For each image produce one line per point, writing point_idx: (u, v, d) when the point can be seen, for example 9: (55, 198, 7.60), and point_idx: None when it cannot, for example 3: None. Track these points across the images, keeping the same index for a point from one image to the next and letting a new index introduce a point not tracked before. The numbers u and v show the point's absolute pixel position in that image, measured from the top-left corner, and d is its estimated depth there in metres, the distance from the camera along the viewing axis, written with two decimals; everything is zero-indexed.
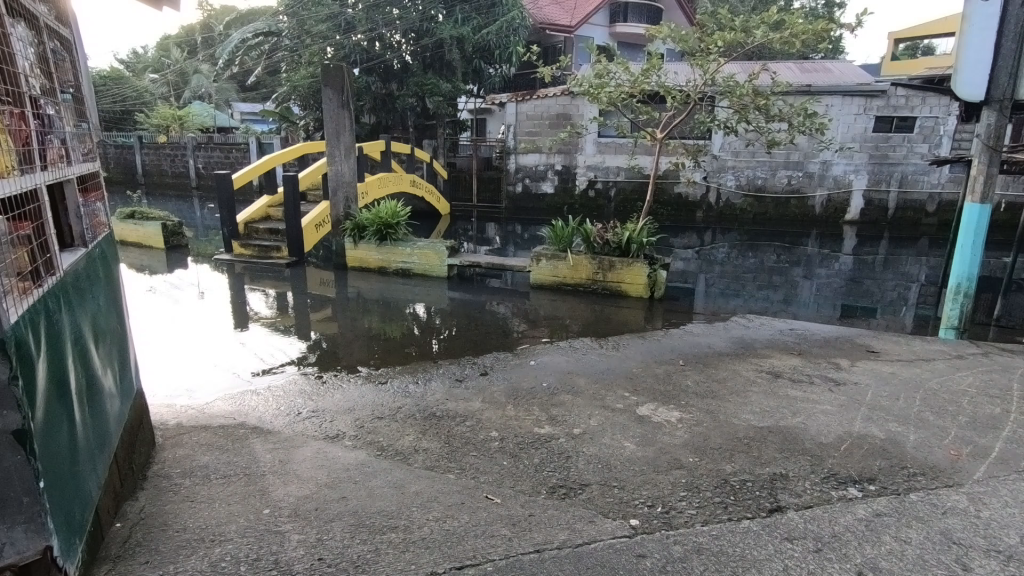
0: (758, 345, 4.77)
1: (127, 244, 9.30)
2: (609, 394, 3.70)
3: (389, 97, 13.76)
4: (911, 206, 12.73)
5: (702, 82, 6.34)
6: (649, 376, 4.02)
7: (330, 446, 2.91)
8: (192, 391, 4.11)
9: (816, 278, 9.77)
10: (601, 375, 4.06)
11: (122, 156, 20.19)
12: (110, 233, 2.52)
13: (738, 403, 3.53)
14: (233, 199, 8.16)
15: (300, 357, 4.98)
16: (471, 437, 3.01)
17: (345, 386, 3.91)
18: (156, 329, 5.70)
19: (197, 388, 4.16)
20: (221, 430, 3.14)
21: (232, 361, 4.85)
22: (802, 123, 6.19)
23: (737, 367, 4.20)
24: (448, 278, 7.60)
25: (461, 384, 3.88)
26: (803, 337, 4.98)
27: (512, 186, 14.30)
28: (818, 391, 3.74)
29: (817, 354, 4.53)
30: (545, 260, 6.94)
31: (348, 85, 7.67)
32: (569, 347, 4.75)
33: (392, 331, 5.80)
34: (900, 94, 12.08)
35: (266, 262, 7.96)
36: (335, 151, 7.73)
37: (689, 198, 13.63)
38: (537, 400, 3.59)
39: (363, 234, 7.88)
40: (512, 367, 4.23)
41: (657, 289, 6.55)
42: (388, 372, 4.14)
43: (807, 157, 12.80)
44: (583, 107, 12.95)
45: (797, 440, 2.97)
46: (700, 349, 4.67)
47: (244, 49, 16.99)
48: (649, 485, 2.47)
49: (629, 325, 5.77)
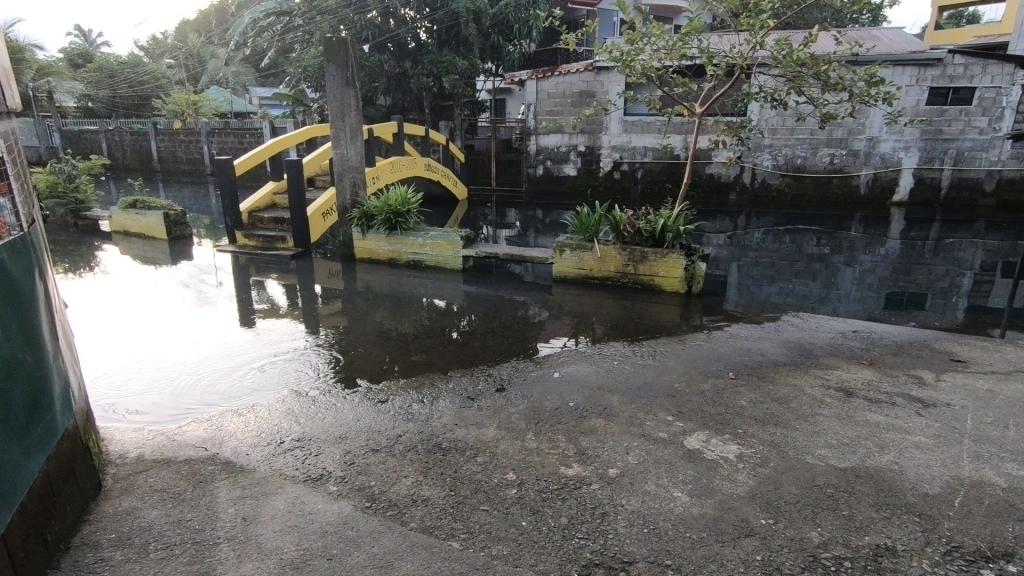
0: (819, 352, 4.10)
1: (131, 234, 8.92)
2: (648, 418, 3.10)
3: (404, 76, 13.17)
4: (966, 186, 11.74)
5: (751, 47, 5.57)
6: (695, 394, 3.40)
7: (311, 493, 2.38)
8: (172, 402, 3.61)
9: (859, 264, 8.99)
10: (637, 392, 3.44)
11: (137, 142, 19.89)
12: (18, 238, 1.98)
13: (809, 432, 2.89)
14: (235, 185, 7.66)
15: (297, 358, 4.43)
16: (482, 483, 2.45)
17: (343, 405, 3.35)
18: (145, 327, 5.23)
19: (177, 398, 3.67)
20: (185, 467, 2.65)
21: (223, 361, 4.35)
22: (868, 93, 5.41)
23: (799, 381, 3.56)
24: (463, 270, 7.00)
25: (473, 404, 3.31)
26: (870, 341, 4.30)
27: (532, 168, 13.61)
28: (905, 416, 3.07)
29: (891, 364, 3.85)
30: (569, 250, 6.29)
31: (352, 60, 7.06)
32: (599, 354, 4.15)
33: (403, 328, 5.26)
34: (959, 62, 11.04)
35: (271, 254, 7.48)
36: (341, 133, 7.17)
37: (722, 179, 12.80)
38: (563, 427, 3.02)
39: (372, 223, 7.29)
40: (533, 381, 3.65)
41: (696, 283, 5.89)
42: (390, 388, 3.59)
43: (852, 133, 11.85)
44: (608, 82, 12.22)
45: (897, 491, 2.34)
46: (751, 357, 4.02)
47: (255, 30, 16.48)
48: (714, 565, 1.91)
49: (663, 324, 5.13)
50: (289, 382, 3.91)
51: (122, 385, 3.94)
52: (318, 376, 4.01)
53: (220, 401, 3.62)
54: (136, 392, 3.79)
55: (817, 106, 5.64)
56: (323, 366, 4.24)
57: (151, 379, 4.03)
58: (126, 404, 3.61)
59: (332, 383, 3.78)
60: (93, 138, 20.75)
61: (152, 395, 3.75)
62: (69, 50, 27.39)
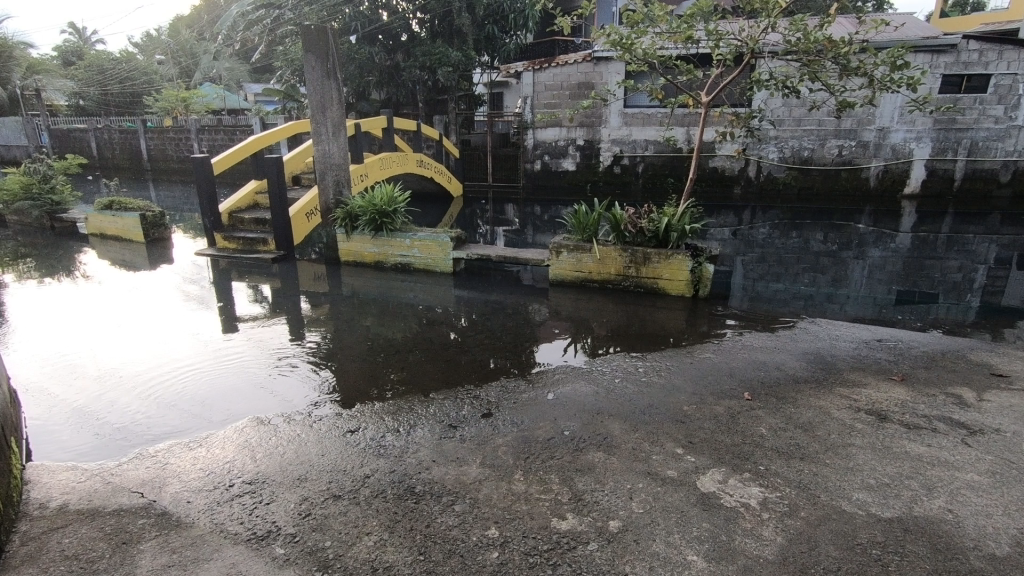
0: (842, 366, 3.69)
1: (108, 237, 8.51)
2: (654, 450, 2.71)
3: (396, 69, 12.71)
4: (980, 176, 11.31)
5: (763, 30, 5.08)
6: (707, 419, 3.00)
7: (253, 560, 2.02)
8: (111, 433, 3.20)
9: (869, 259, 8.58)
10: (640, 418, 3.04)
11: (125, 141, 19.41)
12: None
13: (841, 469, 2.50)
14: (213, 185, 7.24)
15: (267, 372, 4.04)
16: (458, 544, 2.07)
17: (306, 439, 2.92)
18: (108, 338, 4.86)
19: (117, 427, 3.25)
20: (113, 521, 2.27)
21: (183, 379, 3.94)
22: (890, 79, 4.97)
23: (822, 402, 3.17)
24: (453, 272, 6.59)
25: (455, 434, 2.92)
26: (897, 352, 3.90)
27: (530, 163, 13.16)
28: (951, 447, 2.68)
29: (925, 380, 3.44)
30: (566, 252, 5.86)
31: (333, 50, 6.60)
32: (597, 371, 3.73)
33: (387, 336, 4.85)
34: (973, 47, 10.59)
35: (251, 257, 7.07)
36: (322, 129, 6.75)
37: (726, 172, 12.35)
38: (556, 462, 2.63)
39: (356, 223, 6.86)
40: (524, 405, 3.24)
41: (703, 287, 5.45)
42: (364, 413, 3.18)
43: (862, 123, 11.39)
44: (607, 73, 11.78)
45: (955, 552, 1.98)
46: (768, 372, 3.62)
47: (244, 24, 16.04)
48: None
49: (668, 330, 4.73)
50: (253, 403, 3.51)
51: (61, 409, 3.54)
52: (289, 395, 3.63)
53: (167, 430, 3.19)
54: (74, 420, 3.39)
55: (834, 94, 5.19)
56: (298, 381, 3.86)
57: (96, 401, 3.63)
58: (60, 434, 3.21)
59: (302, 406, 3.41)
60: (82, 136, 20.25)
61: (90, 423, 3.34)
62: (62, 48, 26.99)
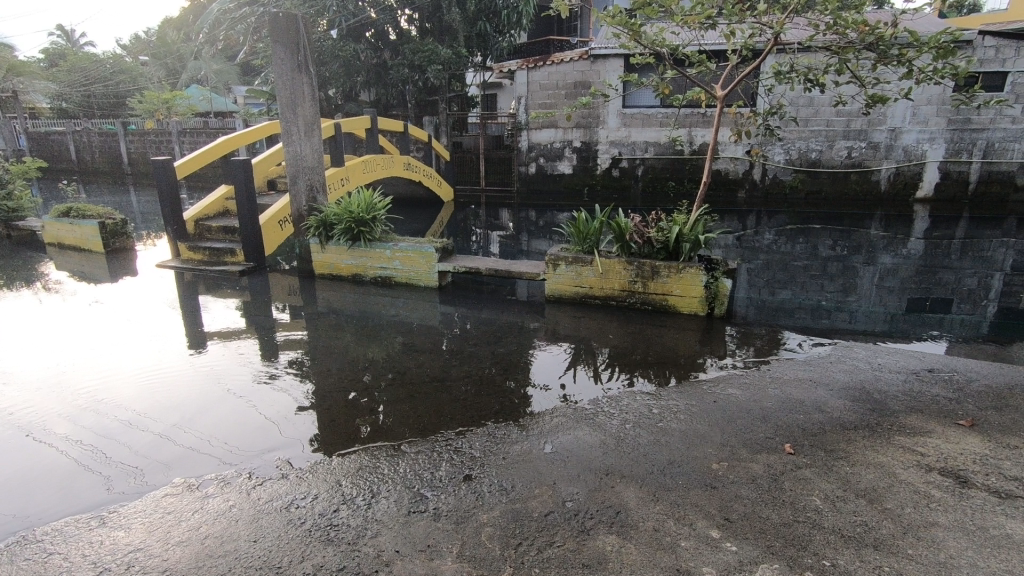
0: (895, 406, 3.09)
1: (65, 248, 7.87)
2: (685, 530, 2.12)
3: (383, 68, 12.13)
4: (995, 179, 10.81)
5: (787, 13, 4.44)
6: (746, 485, 2.39)
7: None
8: (45, 469, 2.69)
9: (881, 265, 8.06)
10: (661, 481, 2.44)
11: (105, 144, 18.69)
12: None
13: (933, 566, 1.91)
14: (176, 190, 6.60)
15: (236, 396, 3.45)
16: None
17: (241, 515, 2.29)
18: (53, 353, 4.28)
19: (50, 464, 2.72)
20: None
21: (120, 404, 3.33)
22: (931, 69, 4.37)
23: (884, 458, 2.58)
24: (437, 287, 5.97)
25: (425, 508, 2.30)
26: (958, 388, 3.30)
27: (524, 166, 12.57)
28: None
29: (1001, 425, 2.85)
30: (564, 265, 5.25)
31: (305, 41, 5.98)
32: (602, 415, 3.10)
33: (361, 360, 4.23)
34: (989, 44, 10.11)
35: (217, 270, 6.44)
36: (293, 129, 6.12)
37: (730, 175, 11.79)
38: (556, 553, 2.02)
39: (332, 232, 6.24)
40: (515, 463, 2.62)
41: (719, 304, 4.84)
42: (326, 471, 2.58)
43: (872, 124, 10.87)
44: (605, 70, 11.23)
45: None
46: (810, 414, 3.02)
47: (227, 23, 15.47)
48: None
49: (681, 353, 4.14)
50: (219, 437, 2.95)
51: None
52: (257, 428, 3.05)
53: (104, 473, 2.64)
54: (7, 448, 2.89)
55: (866, 86, 4.57)
56: (277, 407, 3.29)
57: (23, 429, 3.08)
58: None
59: (275, 447, 2.84)
60: (61, 139, 19.52)
61: (26, 453, 2.84)
62: (48, 51, 26.30)
